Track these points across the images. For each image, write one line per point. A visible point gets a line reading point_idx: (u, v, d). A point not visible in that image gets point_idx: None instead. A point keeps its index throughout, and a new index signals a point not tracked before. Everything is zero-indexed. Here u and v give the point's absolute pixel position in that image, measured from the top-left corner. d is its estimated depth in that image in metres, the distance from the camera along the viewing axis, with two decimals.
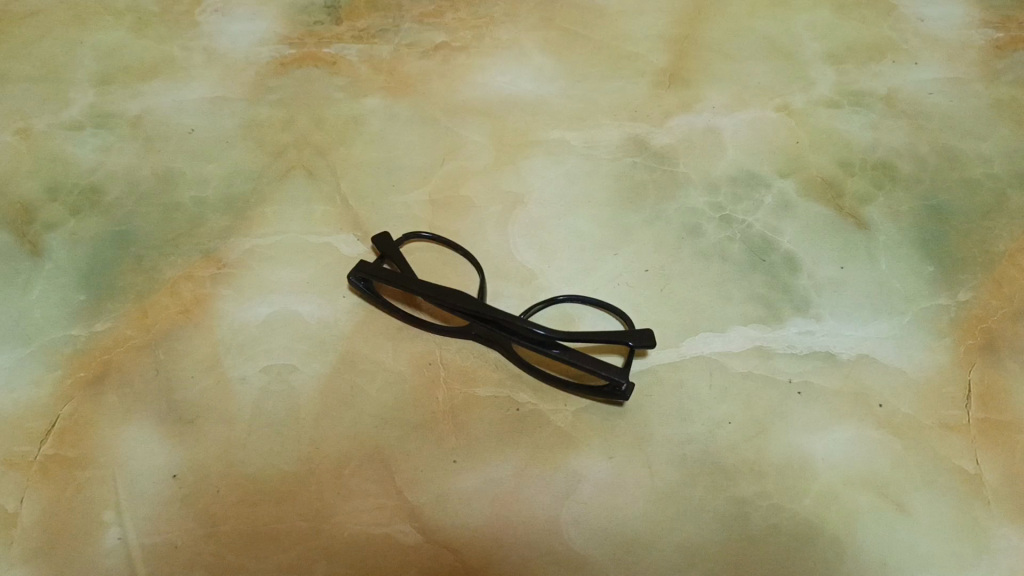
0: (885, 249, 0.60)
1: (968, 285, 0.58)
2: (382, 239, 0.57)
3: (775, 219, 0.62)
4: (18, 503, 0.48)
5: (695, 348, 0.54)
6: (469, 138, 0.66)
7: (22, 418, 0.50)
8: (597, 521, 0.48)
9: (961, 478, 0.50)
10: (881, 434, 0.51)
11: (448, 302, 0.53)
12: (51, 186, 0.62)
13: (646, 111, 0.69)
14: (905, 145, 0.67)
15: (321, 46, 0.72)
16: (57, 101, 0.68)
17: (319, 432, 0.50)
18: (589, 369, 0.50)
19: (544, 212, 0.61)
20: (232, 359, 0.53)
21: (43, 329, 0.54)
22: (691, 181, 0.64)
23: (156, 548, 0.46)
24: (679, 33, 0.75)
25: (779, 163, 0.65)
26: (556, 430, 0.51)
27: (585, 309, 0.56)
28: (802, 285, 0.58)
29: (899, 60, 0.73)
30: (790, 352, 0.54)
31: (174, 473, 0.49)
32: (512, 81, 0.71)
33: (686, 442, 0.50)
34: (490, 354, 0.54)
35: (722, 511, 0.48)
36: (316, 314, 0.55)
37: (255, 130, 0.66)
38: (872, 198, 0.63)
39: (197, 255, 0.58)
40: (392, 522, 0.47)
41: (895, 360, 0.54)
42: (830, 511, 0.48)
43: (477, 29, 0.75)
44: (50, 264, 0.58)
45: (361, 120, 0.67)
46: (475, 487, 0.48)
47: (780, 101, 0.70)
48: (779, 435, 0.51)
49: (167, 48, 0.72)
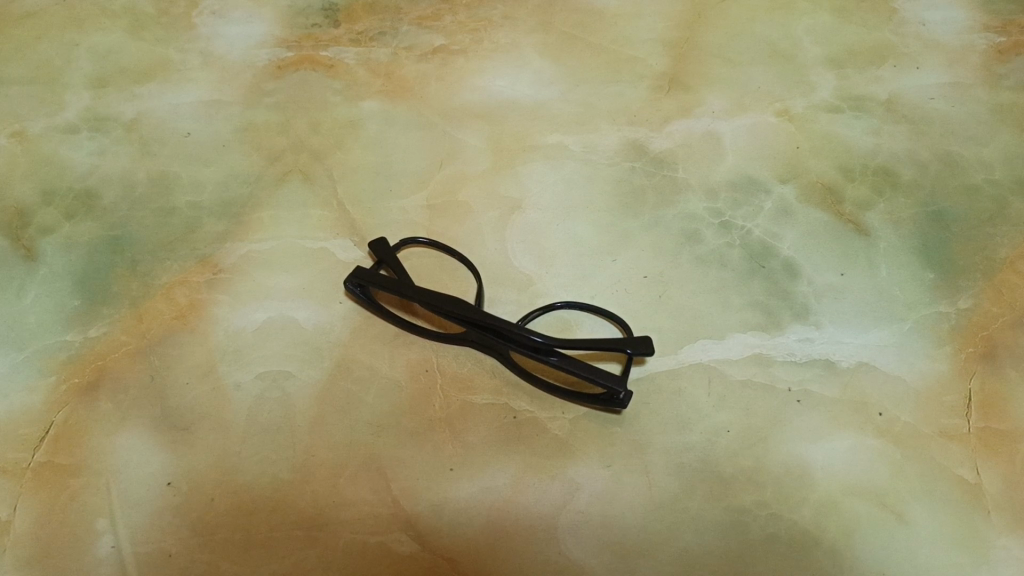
0: (886, 256, 0.60)
1: (969, 293, 0.58)
2: (379, 245, 0.57)
3: (775, 225, 0.61)
4: (10, 511, 0.47)
5: (694, 355, 0.54)
6: (467, 142, 0.66)
7: (15, 425, 0.50)
8: (595, 531, 0.47)
9: (961, 488, 0.49)
10: (880, 443, 0.51)
11: (445, 309, 0.53)
12: (47, 190, 0.62)
13: (646, 114, 0.68)
14: (906, 150, 0.66)
15: (319, 49, 0.72)
16: (53, 104, 0.68)
17: (316, 440, 0.50)
18: (587, 377, 0.50)
19: (542, 217, 0.61)
20: (228, 366, 0.53)
21: (37, 335, 0.54)
22: (690, 186, 0.64)
23: (150, 556, 0.46)
24: (679, 37, 0.74)
25: (778, 168, 0.65)
26: (554, 438, 0.50)
27: (584, 316, 0.56)
28: (802, 292, 0.58)
29: (900, 65, 0.73)
30: (789, 360, 0.54)
31: (168, 481, 0.48)
32: (510, 84, 0.70)
33: (684, 450, 0.50)
34: (487, 361, 0.54)
35: (720, 521, 0.48)
36: (312, 320, 0.55)
37: (253, 133, 0.66)
38: (873, 204, 0.63)
39: (192, 259, 0.58)
40: (388, 531, 0.47)
41: (895, 369, 0.54)
42: (829, 520, 0.48)
43: (476, 32, 0.75)
44: (45, 269, 0.57)
45: (359, 123, 0.67)
46: (472, 496, 0.48)
47: (780, 105, 0.69)
48: (778, 444, 0.51)
49: (164, 51, 0.72)
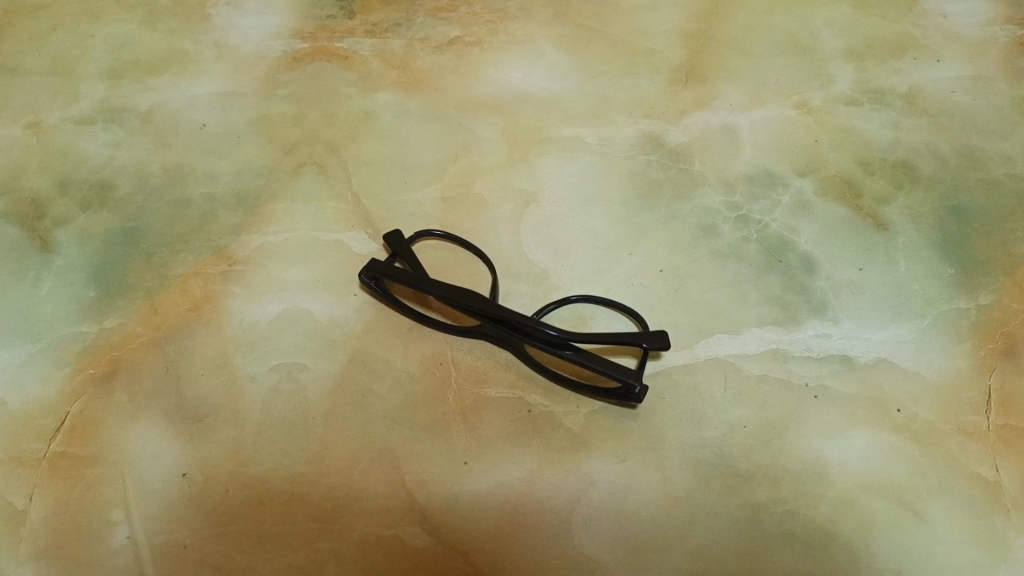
0: (905, 251, 0.59)
1: (989, 288, 0.57)
2: (394, 237, 0.57)
3: (793, 220, 0.61)
4: (26, 500, 0.47)
5: (710, 350, 0.54)
6: (481, 135, 0.65)
7: (31, 415, 0.50)
8: (609, 526, 0.47)
9: (980, 486, 0.49)
10: (899, 440, 0.50)
11: (460, 301, 0.53)
12: (62, 181, 0.62)
13: (662, 107, 0.68)
14: (926, 144, 0.66)
15: (333, 41, 0.72)
16: (68, 95, 0.68)
17: (329, 432, 0.50)
18: (602, 371, 0.50)
19: (557, 210, 0.61)
20: (242, 358, 0.53)
21: (53, 325, 0.54)
22: (706, 179, 0.63)
23: (165, 548, 0.46)
24: (696, 29, 0.74)
25: (797, 162, 0.64)
26: (568, 433, 0.50)
27: (599, 310, 0.55)
28: (820, 287, 0.57)
29: (920, 58, 0.72)
30: (807, 355, 0.53)
31: (183, 472, 0.48)
32: (525, 77, 0.70)
33: (699, 446, 0.50)
34: (501, 355, 0.53)
35: (736, 516, 0.48)
36: (326, 313, 0.55)
37: (267, 125, 0.66)
38: (892, 198, 0.62)
39: (207, 251, 0.58)
40: (402, 524, 0.47)
41: (914, 365, 0.53)
42: (846, 517, 0.48)
43: (491, 23, 0.74)
44: (60, 260, 0.57)
45: (373, 116, 0.66)
46: (486, 489, 0.48)
47: (799, 98, 0.69)
48: (795, 440, 0.50)
49: (178, 42, 0.72)
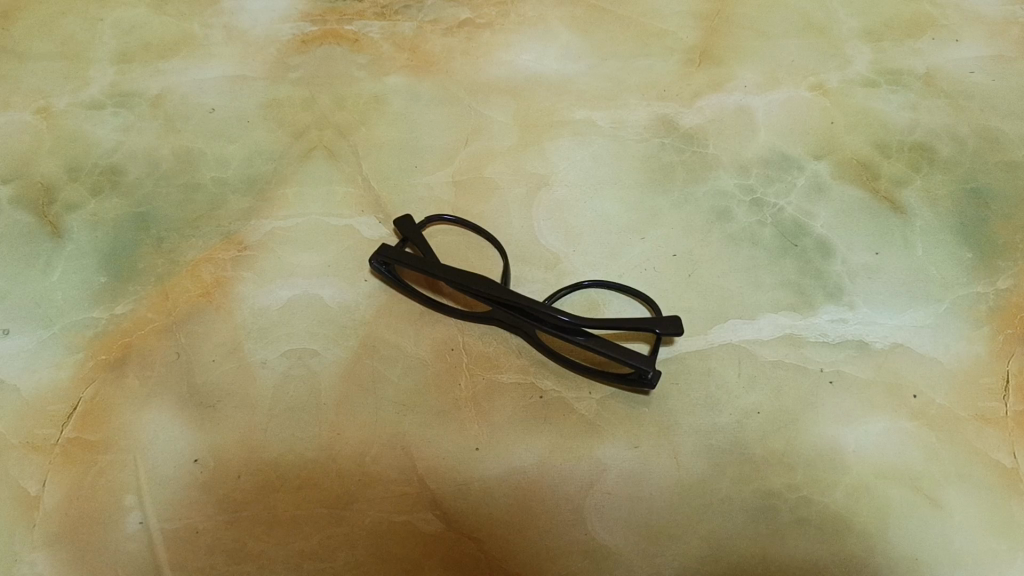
0: (923, 235, 0.58)
1: (1008, 272, 0.56)
2: (404, 222, 0.56)
3: (808, 203, 0.60)
4: (40, 486, 0.48)
5: (724, 336, 0.53)
6: (492, 118, 0.64)
7: (44, 400, 0.50)
8: (622, 512, 0.47)
9: (998, 473, 0.48)
10: (916, 426, 0.50)
11: (471, 287, 0.52)
12: (73, 167, 0.62)
13: (677, 89, 0.66)
14: (944, 126, 0.64)
15: (343, 24, 0.71)
16: (78, 79, 0.67)
17: (341, 418, 0.50)
18: (614, 357, 0.49)
19: (569, 194, 0.60)
20: (254, 344, 0.53)
21: (64, 311, 0.54)
22: (721, 162, 0.62)
23: (177, 534, 0.46)
24: (711, 9, 0.72)
25: (813, 144, 0.63)
26: (580, 419, 0.50)
27: (612, 295, 0.55)
28: (836, 272, 0.56)
29: (939, 37, 0.70)
30: (823, 341, 0.53)
31: (196, 458, 0.48)
32: (536, 59, 0.69)
33: (713, 432, 0.49)
34: (513, 340, 0.53)
35: (750, 504, 0.47)
36: (336, 298, 0.55)
37: (276, 109, 0.65)
38: (909, 181, 0.61)
39: (217, 237, 0.58)
40: (414, 510, 0.47)
41: (930, 350, 0.52)
42: (862, 504, 0.47)
43: (502, 5, 0.73)
44: (71, 245, 0.57)
45: (383, 100, 0.66)
46: (498, 475, 0.48)
47: (815, 79, 0.67)
48: (809, 426, 0.49)
49: (187, 26, 0.71)
